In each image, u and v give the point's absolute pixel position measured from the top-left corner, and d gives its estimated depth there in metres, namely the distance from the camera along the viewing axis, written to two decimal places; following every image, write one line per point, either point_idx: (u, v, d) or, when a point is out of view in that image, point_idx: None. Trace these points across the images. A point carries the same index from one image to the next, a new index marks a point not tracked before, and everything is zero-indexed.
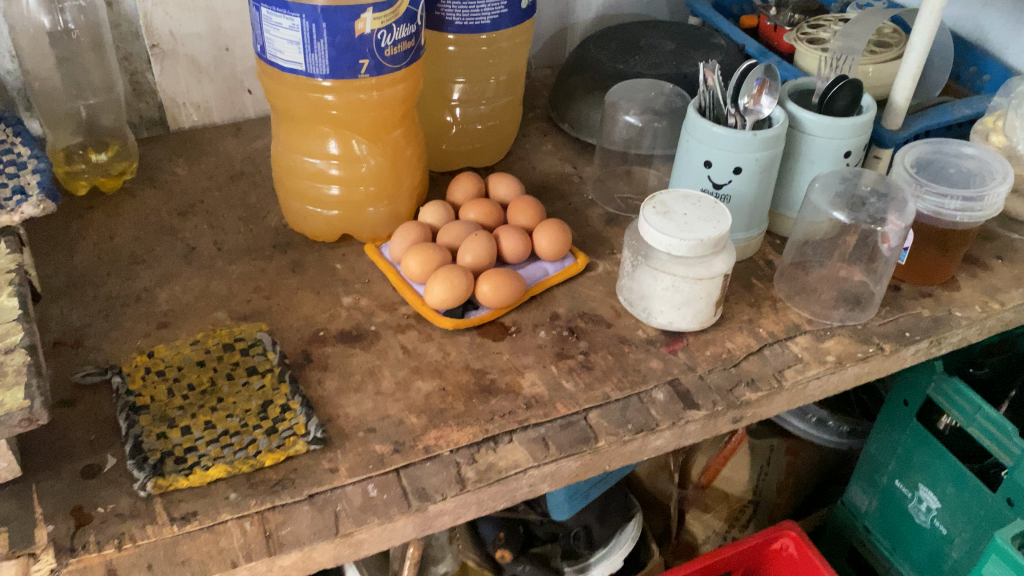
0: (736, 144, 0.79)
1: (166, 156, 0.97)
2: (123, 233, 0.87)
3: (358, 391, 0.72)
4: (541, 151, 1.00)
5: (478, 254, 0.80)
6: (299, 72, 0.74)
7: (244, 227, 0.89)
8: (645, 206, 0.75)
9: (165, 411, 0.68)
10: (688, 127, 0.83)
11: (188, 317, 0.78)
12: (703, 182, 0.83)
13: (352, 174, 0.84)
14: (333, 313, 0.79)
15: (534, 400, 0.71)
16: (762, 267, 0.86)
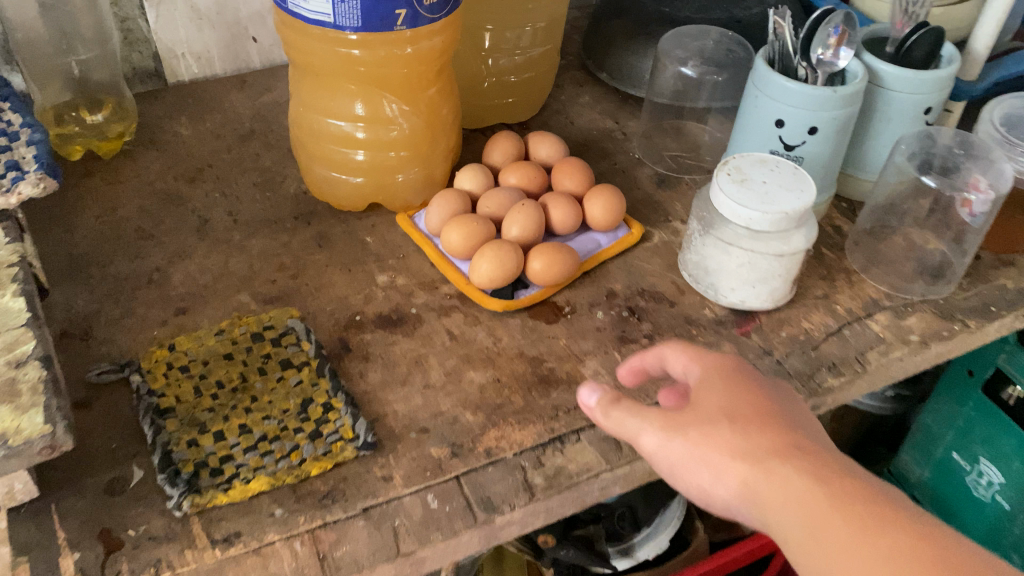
0: (813, 102, 0.71)
1: (167, 113, 0.88)
2: (126, 204, 0.78)
3: (405, 384, 0.65)
4: (579, 107, 0.92)
5: (526, 226, 0.73)
6: (326, 24, 0.65)
7: (261, 195, 0.80)
8: (719, 173, 0.68)
9: (195, 414, 0.61)
10: (755, 81, 0.75)
11: (208, 302, 0.70)
12: (772, 142, 0.76)
13: (382, 139, 0.75)
14: (368, 294, 0.72)
15: (600, 391, 0.65)
16: (830, 234, 0.79)
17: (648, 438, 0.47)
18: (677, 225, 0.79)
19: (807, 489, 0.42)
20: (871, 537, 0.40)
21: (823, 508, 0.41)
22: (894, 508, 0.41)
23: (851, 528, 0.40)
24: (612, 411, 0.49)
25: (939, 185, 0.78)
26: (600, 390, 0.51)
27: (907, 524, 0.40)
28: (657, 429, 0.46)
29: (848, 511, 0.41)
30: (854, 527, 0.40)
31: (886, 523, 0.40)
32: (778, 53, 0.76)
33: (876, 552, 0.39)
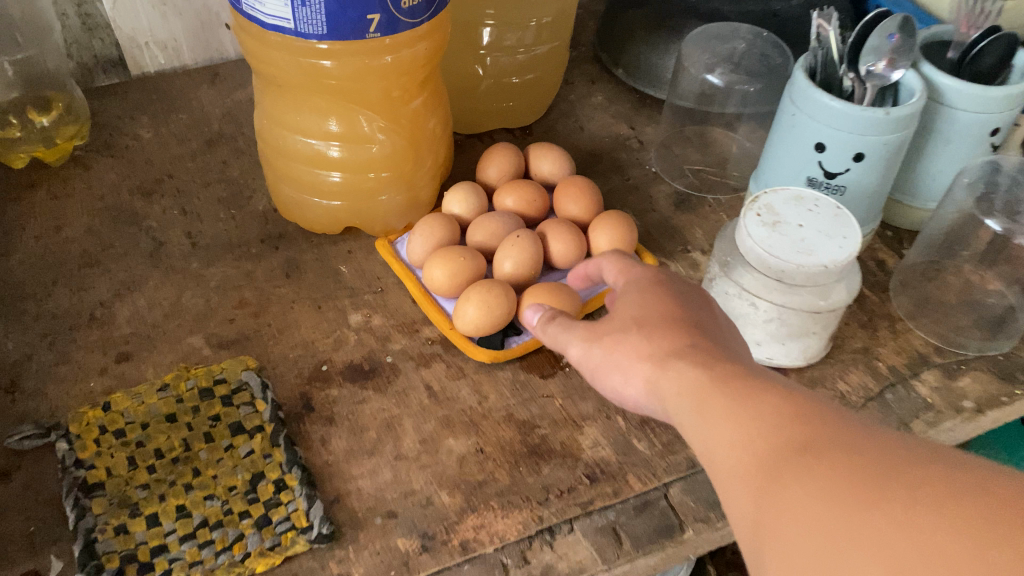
0: (862, 127, 0.60)
1: (127, 112, 0.79)
2: (72, 223, 0.69)
3: (372, 455, 0.56)
4: (590, 111, 0.82)
5: (521, 262, 0.63)
6: (286, 31, 0.55)
7: (225, 214, 0.71)
8: (746, 213, 0.58)
9: (127, 492, 0.53)
10: (792, 96, 0.64)
11: (156, 346, 0.61)
12: (809, 168, 0.65)
13: (360, 159, 0.65)
14: (339, 338, 0.63)
15: (599, 468, 0.56)
16: (872, 271, 0.69)
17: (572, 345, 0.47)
18: (696, 256, 0.69)
19: (704, 382, 0.39)
20: (757, 416, 0.36)
21: (711, 394, 0.38)
22: (803, 402, 0.36)
23: (733, 400, 0.37)
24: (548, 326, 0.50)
25: (1006, 229, 0.68)
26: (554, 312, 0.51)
27: (795, 402, 0.36)
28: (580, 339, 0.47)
29: (741, 401, 0.37)
30: (748, 413, 0.37)
31: (779, 411, 0.36)
32: (821, 62, 0.65)
33: (762, 428, 0.35)
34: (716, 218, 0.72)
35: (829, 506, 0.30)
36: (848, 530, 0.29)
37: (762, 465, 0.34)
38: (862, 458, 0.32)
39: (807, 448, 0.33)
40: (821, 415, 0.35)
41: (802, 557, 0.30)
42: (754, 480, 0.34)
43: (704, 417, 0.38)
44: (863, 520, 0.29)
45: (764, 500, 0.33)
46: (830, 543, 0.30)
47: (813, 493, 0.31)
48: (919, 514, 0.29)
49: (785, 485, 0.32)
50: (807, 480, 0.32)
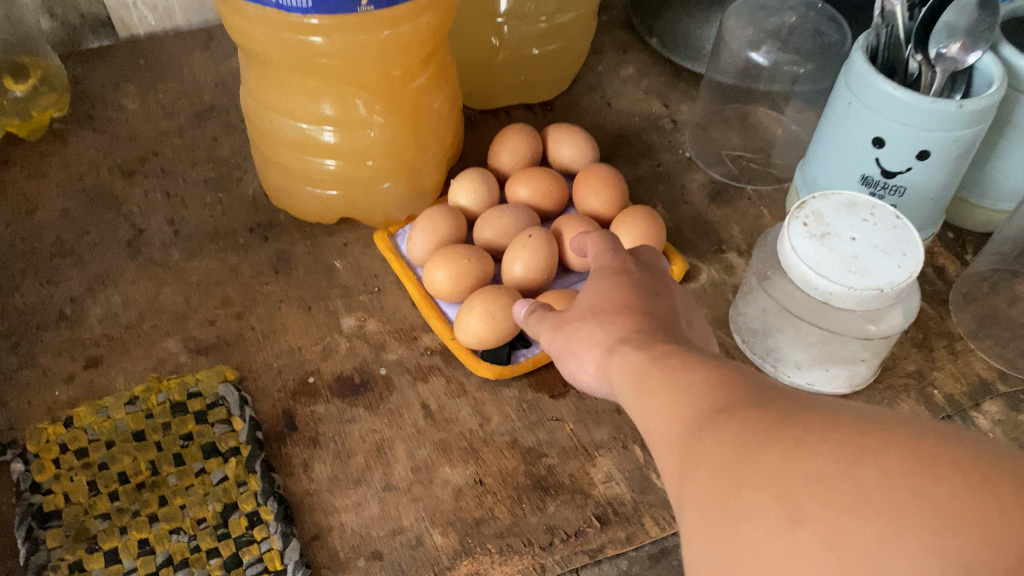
0: (931, 122, 0.52)
1: (113, 80, 0.72)
2: (46, 205, 0.63)
3: (359, 485, 0.51)
4: (618, 85, 0.74)
5: (533, 265, 0.56)
6: (267, 3, 0.48)
7: (212, 198, 0.65)
8: (791, 220, 0.50)
9: (85, 523, 0.48)
10: (850, 82, 0.56)
11: (128, 350, 0.56)
12: (864, 165, 0.57)
13: (355, 144, 0.58)
14: (328, 345, 0.57)
15: (611, 508, 0.50)
16: (931, 280, 0.61)
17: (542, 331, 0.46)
18: (731, 258, 0.61)
19: (638, 357, 0.37)
20: (675, 374, 0.34)
21: (647, 366, 0.35)
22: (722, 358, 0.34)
23: (667, 373, 0.34)
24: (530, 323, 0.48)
25: None
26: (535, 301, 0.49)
27: (725, 370, 0.33)
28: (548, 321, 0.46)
29: (663, 363, 0.35)
30: (677, 382, 0.33)
31: (695, 367, 0.34)
32: (884, 42, 0.56)
33: (678, 385, 0.33)
34: (756, 213, 0.64)
35: (738, 450, 0.28)
36: (757, 476, 0.27)
37: (676, 421, 0.31)
38: (773, 406, 0.29)
39: (719, 399, 0.31)
40: (735, 370, 0.33)
41: (716, 511, 0.27)
42: (668, 437, 0.31)
43: (633, 382, 0.36)
44: (767, 462, 0.27)
45: (678, 452, 0.30)
46: (740, 490, 0.27)
47: (722, 442, 0.29)
48: (826, 449, 0.26)
49: (697, 435, 0.30)
50: (718, 428, 0.29)
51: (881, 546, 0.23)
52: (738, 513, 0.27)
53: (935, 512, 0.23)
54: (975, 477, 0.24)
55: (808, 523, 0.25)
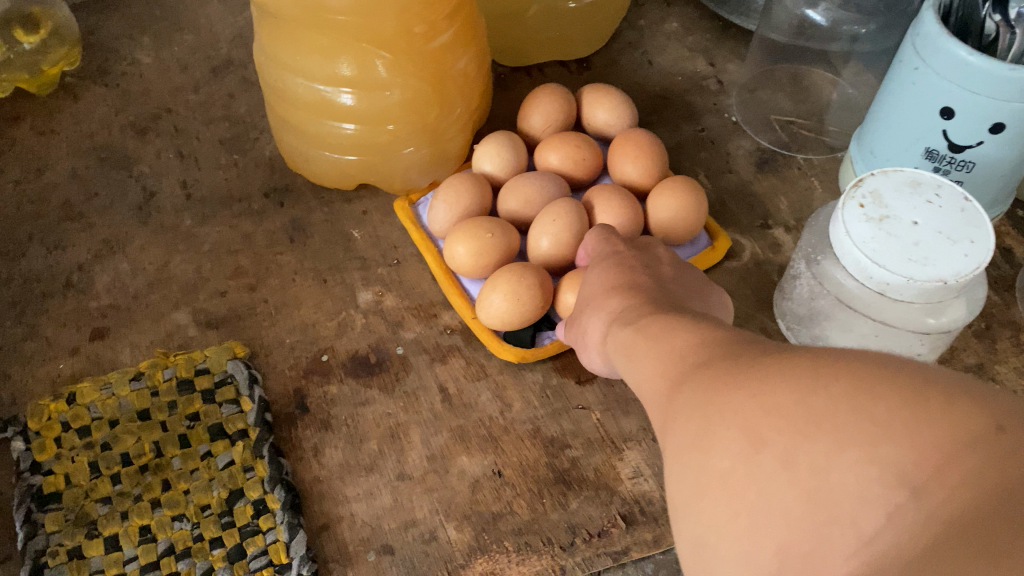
0: (1010, 92, 0.46)
1: (128, 30, 0.69)
2: (55, 165, 0.61)
3: (371, 473, 0.48)
4: (661, 40, 0.69)
5: (561, 240, 0.52)
6: None
7: (227, 159, 0.62)
8: (846, 200, 0.45)
9: (85, 507, 0.46)
10: (917, 43, 0.50)
11: (136, 322, 0.53)
12: (928, 137, 0.52)
13: (373, 107, 0.54)
14: (344, 321, 0.54)
15: (638, 507, 0.47)
16: (997, 262, 0.56)
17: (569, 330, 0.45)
18: (778, 234, 0.57)
19: (627, 326, 0.35)
20: (660, 327, 0.32)
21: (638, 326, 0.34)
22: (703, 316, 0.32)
23: (651, 327, 0.32)
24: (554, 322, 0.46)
25: None
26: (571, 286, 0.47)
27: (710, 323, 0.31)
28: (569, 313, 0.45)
29: (644, 326, 0.33)
30: (658, 334, 0.32)
31: (677, 323, 0.32)
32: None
33: (661, 340, 0.31)
34: (806, 184, 0.60)
35: (704, 391, 0.26)
36: (718, 409, 0.25)
37: (657, 377, 0.30)
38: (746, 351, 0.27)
39: (696, 349, 0.29)
40: (718, 323, 0.30)
41: (686, 454, 0.25)
42: (652, 395, 0.29)
43: (623, 342, 0.34)
44: (727, 392, 0.25)
45: (659, 403, 0.29)
46: (705, 426, 0.25)
47: (695, 387, 0.27)
48: (783, 373, 0.24)
49: (675, 382, 0.28)
50: (695, 373, 0.27)
51: (831, 456, 0.21)
52: (703, 449, 0.25)
53: (882, 417, 0.21)
54: (916, 382, 0.22)
55: (766, 445, 0.23)
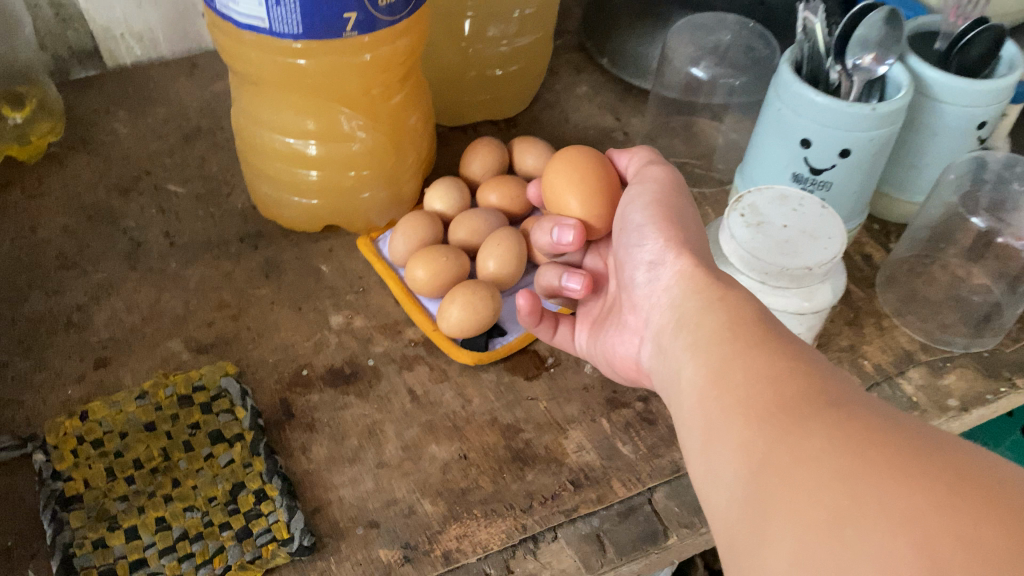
0: (849, 122, 0.59)
1: (104, 104, 0.78)
2: (47, 223, 0.68)
3: (354, 463, 0.56)
4: (573, 100, 0.81)
5: (505, 261, 0.62)
6: (261, 30, 0.55)
7: (204, 211, 0.70)
8: (729, 213, 0.57)
9: (105, 505, 0.52)
10: (779, 90, 0.63)
11: (134, 351, 0.61)
12: (794, 164, 0.64)
13: (337, 155, 0.64)
14: (319, 341, 0.62)
15: (583, 473, 0.56)
16: (860, 265, 0.69)
17: (632, 210, 0.52)
18: None
19: (751, 367, 0.37)
20: (795, 390, 0.34)
21: (764, 374, 0.36)
22: (817, 358, 0.37)
23: (783, 383, 0.35)
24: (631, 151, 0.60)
25: (990, 226, 0.68)
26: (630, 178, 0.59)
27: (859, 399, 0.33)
28: (638, 192, 0.53)
29: (782, 381, 0.35)
30: (796, 394, 0.34)
31: (809, 376, 0.35)
32: (807, 55, 0.63)
33: (800, 393, 0.34)
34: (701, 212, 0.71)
35: (836, 444, 0.30)
36: (846, 467, 0.29)
37: (766, 408, 0.34)
38: (878, 415, 0.32)
39: (821, 400, 0.33)
40: (871, 400, 0.33)
41: (795, 492, 0.30)
42: (755, 421, 0.34)
43: (739, 389, 0.36)
44: (889, 494, 0.28)
45: (769, 434, 0.33)
46: (826, 474, 0.29)
47: (823, 434, 0.31)
48: (928, 476, 0.28)
49: (795, 423, 0.32)
50: (820, 420, 0.32)
51: None
52: (818, 496, 0.29)
53: None
54: None
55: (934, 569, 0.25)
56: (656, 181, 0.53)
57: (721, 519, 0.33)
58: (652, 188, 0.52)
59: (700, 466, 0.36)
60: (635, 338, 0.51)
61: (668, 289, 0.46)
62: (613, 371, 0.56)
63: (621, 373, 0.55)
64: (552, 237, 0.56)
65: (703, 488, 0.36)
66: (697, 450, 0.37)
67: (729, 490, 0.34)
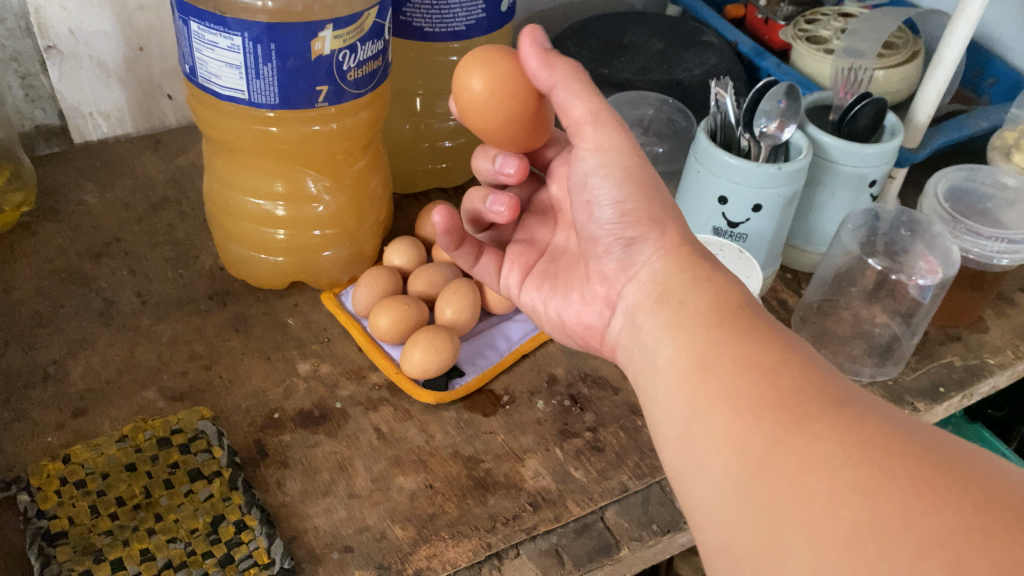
0: (758, 179, 0.68)
1: (73, 178, 0.83)
2: (21, 285, 0.72)
3: (327, 495, 0.59)
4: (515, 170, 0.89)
5: (461, 308, 0.69)
6: (241, 102, 0.61)
7: (173, 273, 0.75)
8: None
9: (90, 539, 0.54)
10: (697, 154, 0.72)
11: (111, 400, 0.64)
12: (714, 219, 0.73)
13: (300, 216, 0.73)
14: (289, 387, 0.67)
15: (541, 496, 0.60)
16: (777, 309, 0.77)
17: (600, 185, 0.53)
18: None
19: (743, 374, 0.41)
20: (787, 397, 0.39)
21: (755, 379, 0.40)
22: (799, 349, 0.42)
23: (774, 389, 0.39)
24: (555, 62, 0.53)
25: (886, 266, 0.76)
26: (571, 117, 0.54)
27: (846, 404, 0.38)
28: (602, 165, 0.53)
29: (777, 385, 0.40)
30: (787, 400, 0.38)
31: (796, 381, 0.39)
32: (720, 124, 0.73)
33: (793, 399, 0.38)
34: None
35: (840, 449, 0.35)
36: (861, 479, 0.34)
37: (762, 403, 0.39)
38: (874, 416, 0.37)
39: (816, 399, 0.38)
40: (859, 403, 0.38)
41: (805, 495, 0.35)
42: (749, 415, 0.39)
43: (730, 397, 0.40)
44: (906, 509, 0.32)
45: (769, 431, 0.38)
46: (842, 484, 0.34)
47: (827, 439, 0.36)
48: (938, 491, 0.32)
49: (796, 424, 0.37)
50: (823, 422, 0.37)
51: None
52: (834, 507, 0.33)
53: None
54: None
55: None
56: (623, 159, 0.53)
57: (714, 507, 0.38)
58: (620, 169, 0.53)
59: (684, 451, 0.41)
60: (599, 308, 0.58)
61: (647, 266, 0.52)
62: (560, 330, 0.63)
63: (572, 336, 0.62)
64: (495, 167, 0.63)
65: (686, 473, 0.41)
66: (677, 433, 0.42)
67: (719, 485, 0.38)
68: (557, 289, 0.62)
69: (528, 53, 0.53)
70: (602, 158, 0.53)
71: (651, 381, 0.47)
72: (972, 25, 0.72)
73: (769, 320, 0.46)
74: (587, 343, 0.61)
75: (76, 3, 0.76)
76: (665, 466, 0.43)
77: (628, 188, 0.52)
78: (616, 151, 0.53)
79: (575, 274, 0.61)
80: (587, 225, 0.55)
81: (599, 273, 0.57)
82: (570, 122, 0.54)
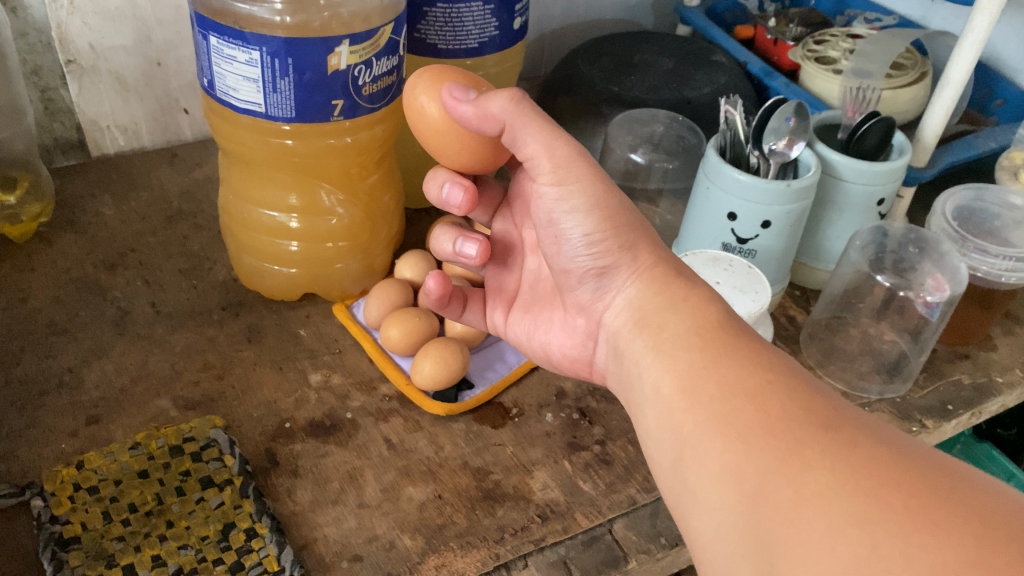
0: (766, 196, 0.68)
1: (89, 190, 0.84)
2: (38, 295, 0.73)
3: (336, 504, 0.59)
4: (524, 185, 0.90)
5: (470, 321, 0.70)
6: (257, 115, 0.62)
7: (187, 284, 0.76)
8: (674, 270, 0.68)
9: (103, 545, 0.55)
10: (706, 170, 0.72)
11: (124, 409, 0.64)
12: (722, 235, 0.73)
13: (315, 228, 0.74)
14: (300, 397, 0.67)
15: (549, 508, 0.61)
16: (785, 326, 0.77)
17: (566, 221, 0.53)
18: None
19: (732, 402, 0.41)
20: (773, 425, 0.38)
21: (742, 405, 0.40)
22: (784, 370, 0.42)
23: (759, 416, 0.39)
24: (488, 103, 0.52)
25: (894, 283, 0.76)
26: (525, 150, 0.53)
27: (833, 429, 0.37)
28: (566, 199, 0.52)
29: (765, 410, 0.39)
30: (774, 430, 0.38)
31: (780, 407, 0.39)
32: (729, 141, 0.73)
33: (781, 425, 0.38)
34: None
35: (834, 478, 0.34)
36: (857, 511, 0.33)
37: (752, 430, 0.39)
38: (867, 440, 0.36)
39: (806, 425, 0.38)
40: (848, 426, 0.37)
41: (800, 527, 0.34)
42: (739, 443, 0.39)
43: (718, 426, 0.40)
44: (902, 545, 0.31)
45: (760, 460, 0.37)
46: (836, 517, 0.33)
47: (820, 467, 0.35)
48: (934, 523, 0.31)
49: (788, 452, 0.37)
50: (814, 448, 0.36)
51: None
52: (830, 544, 0.32)
53: None
54: None
55: None
56: (588, 189, 0.52)
57: (715, 541, 0.38)
58: (585, 200, 0.52)
59: (681, 481, 0.41)
60: (585, 339, 0.58)
61: (625, 296, 0.53)
62: (546, 360, 0.64)
63: (559, 366, 0.62)
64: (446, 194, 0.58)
65: (685, 503, 0.41)
66: (672, 462, 0.42)
67: (718, 518, 0.38)
68: (540, 320, 0.63)
69: (463, 111, 0.53)
70: (563, 190, 0.52)
71: (641, 407, 0.47)
72: (979, 47, 0.73)
73: (753, 336, 0.46)
74: (577, 372, 0.61)
75: (97, 18, 0.77)
76: (664, 499, 0.43)
77: (596, 217, 0.52)
78: (576, 182, 0.52)
79: (555, 302, 0.62)
80: (558, 257, 0.56)
81: (580, 303, 0.57)
82: (526, 155, 0.53)
